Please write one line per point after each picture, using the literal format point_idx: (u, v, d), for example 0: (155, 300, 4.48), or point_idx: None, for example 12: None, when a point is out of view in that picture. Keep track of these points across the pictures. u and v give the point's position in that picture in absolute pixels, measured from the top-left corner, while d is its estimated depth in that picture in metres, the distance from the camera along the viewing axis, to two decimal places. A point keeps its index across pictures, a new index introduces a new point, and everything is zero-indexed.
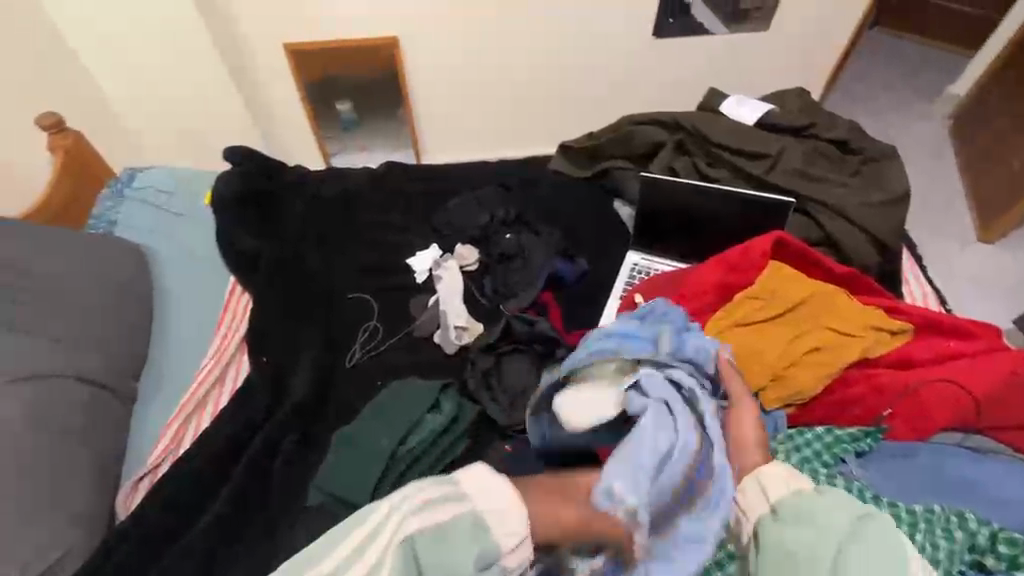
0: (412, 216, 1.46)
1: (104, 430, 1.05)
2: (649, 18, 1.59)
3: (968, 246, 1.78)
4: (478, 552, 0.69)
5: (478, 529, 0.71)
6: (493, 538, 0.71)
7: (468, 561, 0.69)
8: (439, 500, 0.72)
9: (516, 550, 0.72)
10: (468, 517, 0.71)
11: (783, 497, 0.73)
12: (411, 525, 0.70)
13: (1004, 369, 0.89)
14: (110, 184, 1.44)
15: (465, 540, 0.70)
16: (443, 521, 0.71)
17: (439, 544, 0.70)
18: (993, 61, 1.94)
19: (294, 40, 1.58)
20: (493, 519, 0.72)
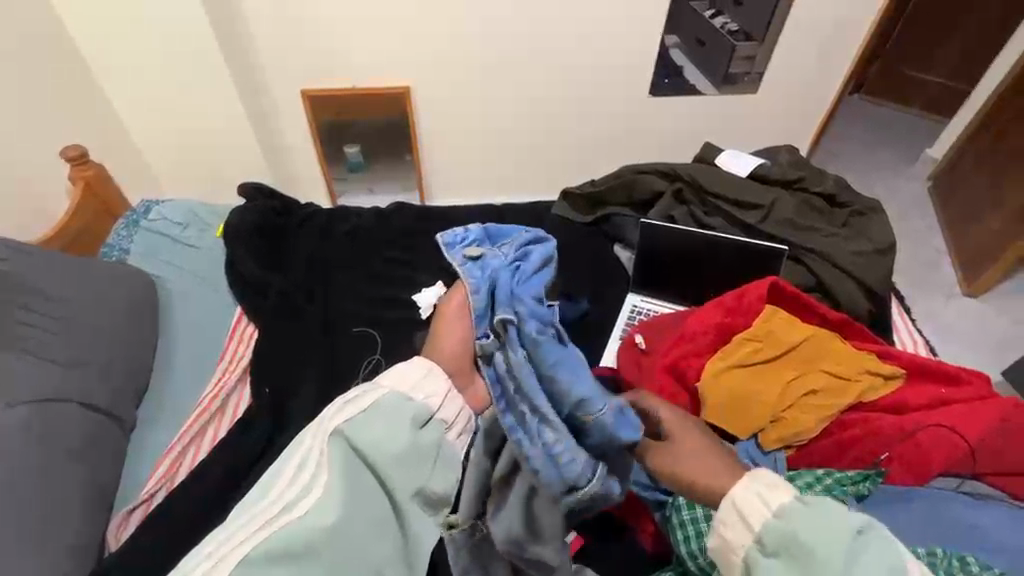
0: (421, 253, 1.51)
1: (101, 459, 1.04)
2: (648, 79, 1.71)
3: (955, 299, 1.84)
4: (410, 421, 0.55)
5: (400, 402, 0.55)
6: (416, 400, 0.56)
7: (398, 435, 0.54)
8: (346, 400, 0.54)
9: (447, 399, 0.58)
10: (395, 394, 0.56)
11: (765, 520, 0.52)
12: (335, 425, 0.53)
13: (997, 416, 0.92)
14: (125, 217, 1.48)
15: (394, 420, 0.54)
16: (360, 419, 0.54)
17: (361, 438, 0.53)
18: (967, 131, 2.06)
19: (311, 87, 1.68)
20: (429, 380, 0.58)
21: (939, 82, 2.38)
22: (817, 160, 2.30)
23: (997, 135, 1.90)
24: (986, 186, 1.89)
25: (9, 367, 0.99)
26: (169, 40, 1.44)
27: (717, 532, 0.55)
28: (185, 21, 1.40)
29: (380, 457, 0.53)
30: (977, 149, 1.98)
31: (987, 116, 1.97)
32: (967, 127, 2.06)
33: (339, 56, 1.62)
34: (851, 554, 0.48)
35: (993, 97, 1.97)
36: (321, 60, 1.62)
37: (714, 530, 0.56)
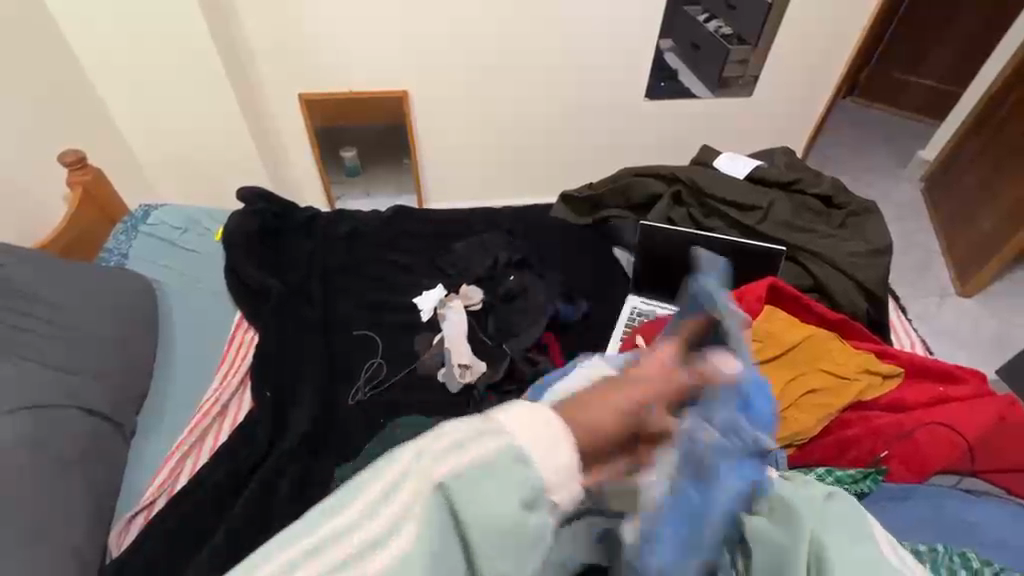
0: (420, 256, 1.51)
1: (102, 465, 1.03)
2: (644, 82, 1.72)
3: (948, 300, 1.86)
4: (530, 497, 0.34)
5: (525, 461, 0.34)
6: (545, 463, 0.35)
7: (510, 518, 0.34)
8: (459, 440, 0.35)
9: (587, 471, 0.37)
10: (524, 448, 0.35)
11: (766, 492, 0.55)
12: (435, 475, 0.34)
13: (993, 414, 0.93)
14: (123, 222, 1.48)
15: (516, 491, 0.34)
16: (467, 479, 0.34)
17: (470, 504, 0.34)
18: (956, 136, 2.09)
19: (309, 92, 1.68)
20: (567, 437, 0.36)
21: (929, 85, 2.41)
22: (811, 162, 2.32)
23: (986, 140, 1.93)
24: (977, 187, 1.91)
25: (6, 372, 0.98)
26: (167, 43, 1.44)
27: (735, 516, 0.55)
28: (183, 24, 1.41)
29: (487, 539, 0.34)
30: (967, 153, 2.01)
31: (975, 122, 2.00)
32: (956, 132, 2.09)
33: (338, 60, 1.62)
34: (821, 518, 0.50)
35: (980, 102, 2.00)
36: (319, 64, 1.63)
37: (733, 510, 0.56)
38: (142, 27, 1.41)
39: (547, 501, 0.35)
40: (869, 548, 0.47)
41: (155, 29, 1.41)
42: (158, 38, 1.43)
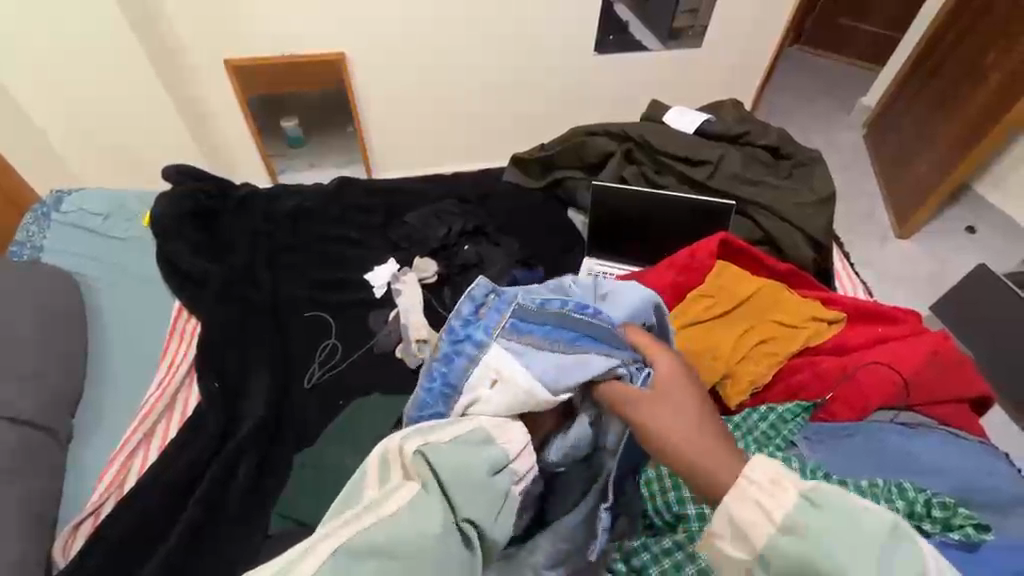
0: (370, 230, 1.46)
1: (40, 473, 0.97)
2: (593, 36, 1.66)
3: (888, 243, 1.94)
4: (489, 460, 0.57)
5: (479, 441, 0.59)
6: (497, 445, 0.60)
7: (477, 470, 0.56)
8: (427, 429, 0.59)
9: (523, 452, 0.61)
10: (477, 433, 0.59)
11: (770, 538, 0.49)
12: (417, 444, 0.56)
13: (927, 350, 0.96)
14: (34, 208, 1.35)
15: (474, 449, 0.58)
16: (443, 445, 0.57)
17: (446, 459, 0.55)
18: (890, 88, 2.18)
19: (235, 55, 1.53)
20: (506, 431, 0.61)
21: (872, 30, 2.44)
22: (761, 113, 2.35)
23: (924, 82, 1.98)
24: (913, 136, 1.98)
25: None
26: (62, 7, 1.30)
27: (710, 539, 0.55)
28: (85, 6, 1.31)
29: (459, 479, 0.55)
30: (906, 97, 2.07)
31: (908, 73, 2.09)
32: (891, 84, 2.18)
33: (257, 22, 1.48)
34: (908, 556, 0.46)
35: (908, 55, 2.12)
36: (243, 28, 1.49)
37: (710, 538, 0.55)
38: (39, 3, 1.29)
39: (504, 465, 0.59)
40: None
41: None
42: (51, 2, 1.29)
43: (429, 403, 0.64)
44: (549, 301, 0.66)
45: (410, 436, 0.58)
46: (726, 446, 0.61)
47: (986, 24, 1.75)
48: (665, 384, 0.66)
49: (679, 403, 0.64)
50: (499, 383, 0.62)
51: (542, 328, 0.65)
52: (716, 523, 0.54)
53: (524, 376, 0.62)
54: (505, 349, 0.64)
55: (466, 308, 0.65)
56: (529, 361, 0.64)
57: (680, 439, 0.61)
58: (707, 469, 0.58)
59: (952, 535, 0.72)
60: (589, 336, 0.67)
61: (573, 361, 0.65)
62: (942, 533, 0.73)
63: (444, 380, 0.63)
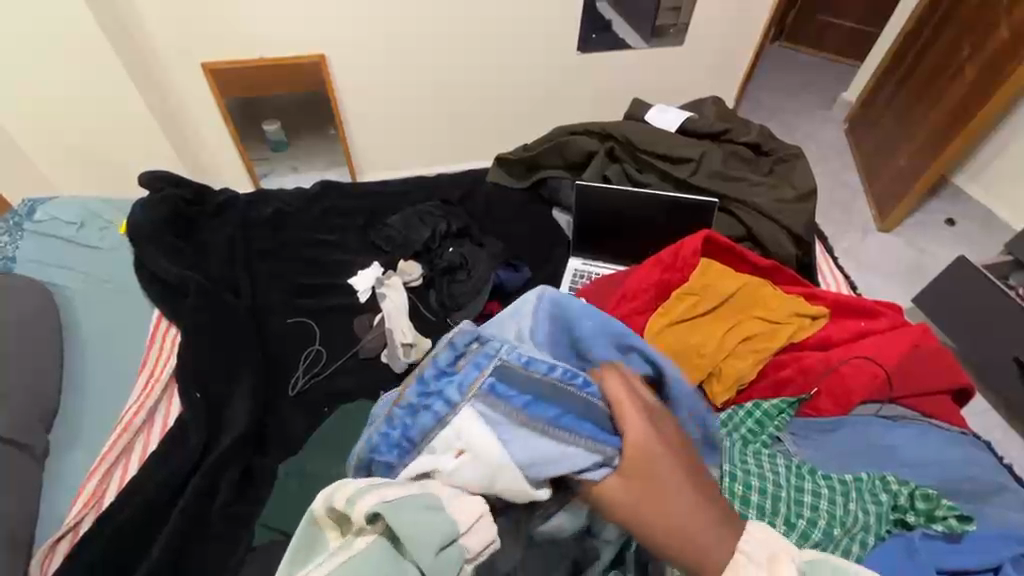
0: (354, 233, 1.45)
1: (13, 491, 0.94)
2: (574, 35, 1.66)
3: (871, 236, 1.96)
4: (440, 536, 0.47)
5: (432, 507, 0.49)
6: (452, 514, 0.49)
7: (418, 552, 0.46)
8: (380, 482, 0.51)
9: (484, 533, 0.50)
10: (435, 495, 0.50)
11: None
12: (365, 499, 0.48)
13: (908, 344, 0.97)
14: (6, 218, 1.32)
15: (424, 512, 0.48)
16: (392, 499, 0.48)
17: (395, 526, 0.46)
18: (869, 82, 2.20)
19: (213, 60, 1.51)
20: (466, 502, 0.50)
21: (848, 26, 2.47)
22: (743, 110, 2.37)
23: (902, 77, 2.01)
24: (894, 129, 2.00)
25: None
26: (41, 7, 1.26)
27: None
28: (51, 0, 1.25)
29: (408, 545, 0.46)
30: (885, 93, 2.09)
31: (888, 68, 2.11)
32: (870, 79, 2.21)
33: (235, 25, 1.46)
34: None
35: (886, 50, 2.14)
36: (220, 31, 1.46)
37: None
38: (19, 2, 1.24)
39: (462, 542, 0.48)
40: None
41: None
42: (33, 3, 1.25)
43: (384, 450, 0.55)
44: (535, 361, 0.54)
45: (356, 491, 0.49)
46: (712, 523, 0.49)
47: (960, 20, 1.78)
48: (643, 460, 0.51)
49: (661, 480, 0.51)
50: (466, 456, 0.51)
51: (523, 398, 0.53)
52: None
53: (492, 455, 0.51)
54: (480, 416, 0.52)
55: (443, 356, 0.55)
56: (505, 439, 0.51)
57: (680, 536, 0.48)
58: (690, 558, 0.48)
59: (936, 527, 0.73)
60: (579, 413, 0.54)
61: (557, 447, 0.52)
62: (925, 525, 0.73)
63: (404, 433, 0.54)
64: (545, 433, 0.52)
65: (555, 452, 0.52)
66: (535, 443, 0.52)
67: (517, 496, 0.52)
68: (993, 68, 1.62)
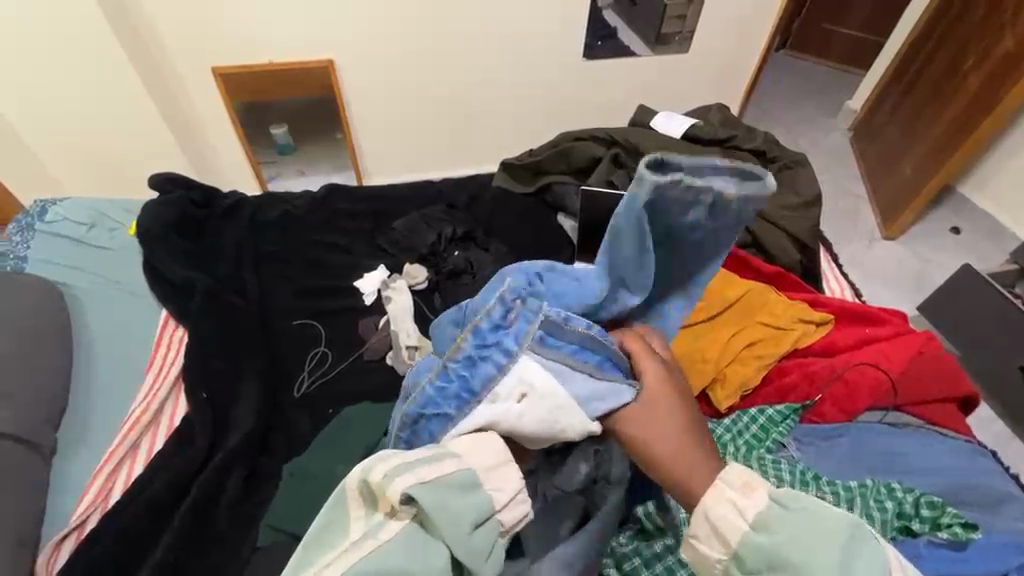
0: (360, 236, 1.46)
1: (20, 488, 0.95)
2: (580, 42, 1.68)
3: (875, 243, 1.97)
4: (473, 514, 0.52)
5: (466, 488, 0.53)
6: (484, 490, 0.54)
7: (458, 522, 0.51)
8: (413, 461, 0.54)
9: (513, 502, 0.55)
10: (470, 472, 0.54)
11: (743, 535, 0.47)
12: (403, 479, 0.51)
13: (912, 350, 0.97)
14: (17, 219, 1.34)
15: (459, 493, 0.52)
16: (429, 481, 0.52)
17: (436, 496, 0.51)
18: (874, 90, 2.21)
19: (223, 64, 1.53)
20: (500, 470, 0.56)
21: (853, 34, 2.48)
22: (748, 117, 2.38)
23: (909, 84, 2.01)
24: (899, 137, 2.00)
25: None
26: (53, 11, 1.28)
27: (689, 545, 0.52)
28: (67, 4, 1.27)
29: (444, 524, 0.50)
30: (891, 100, 2.09)
31: (893, 76, 2.12)
32: (875, 86, 2.21)
33: (244, 31, 1.48)
34: (853, 546, 0.44)
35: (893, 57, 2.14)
36: (228, 34, 1.48)
37: (689, 543, 0.51)
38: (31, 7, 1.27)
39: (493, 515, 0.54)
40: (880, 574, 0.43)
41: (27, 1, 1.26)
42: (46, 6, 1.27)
43: (442, 403, 0.63)
44: (577, 316, 0.65)
45: (393, 472, 0.52)
46: (703, 449, 0.57)
47: (962, 31, 1.79)
48: (654, 394, 0.62)
49: (662, 405, 0.61)
50: (529, 398, 0.60)
51: (574, 345, 0.64)
52: (698, 523, 0.50)
53: (556, 398, 0.61)
54: (536, 362, 0.62)
55: (495, 312, 0.64)
56: (564, 378, 0.62)
57: (671, 450, 0.57)
58: (677, 472, 0.56)
59: (941, 534, 0.73)
60: (615, 358, 0.65)
61: (607, 382, 0.63)
62: (931, 533, 0.73)
63: (464, 384, 0.62)
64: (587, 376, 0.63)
65: (599, 389, 0.63)
66: (590, 381, 0.63)
67: (573, 432, 0.62)
68: (997, 78, 1.62)
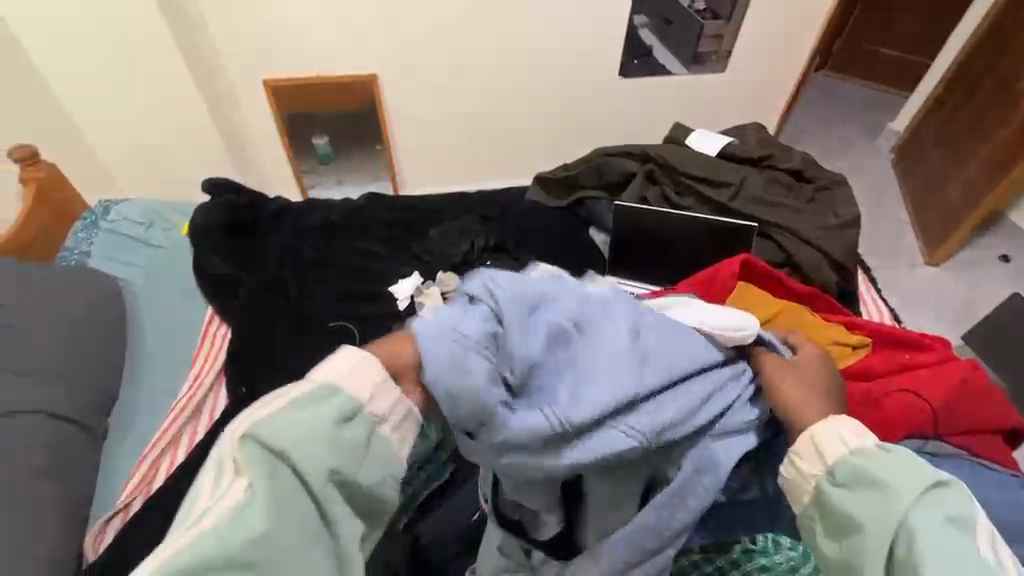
0: (398, 244, 1.50)
1: (74, 469, 1.01)
2: (615, 61, 1.71)
3: (916, 268, 1.91)
4: (336, 417, 0.47)
5: (326, 396, 0.48)
6: (347, 391, 0.49)
7: (316, 442, 0.46)
8: (262, 402, 0.47)
9: (382, 392, 0.51)
10: (327, 382, 0.49)
11: (843, 456, 0.51)
12: (242, 428, 0.45)
13: (956, 378, 0.93)
14: (85, 216, 1.43)
15: (315, 413, 0.47)
16: (277, 416, 0.46)
17: (280, 433, 0.45)
18: (918, 113, 2.15)
19: (272, 77, 1.61)
20: (359, 369, 0.50)
21: (896, 54, 2.43)
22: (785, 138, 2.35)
23: (954, 108, 1.96)
24: (943, 161, 1.95)
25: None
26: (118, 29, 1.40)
27: (789, 463, 0.55)
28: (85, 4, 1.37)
29: (300, 451, 0.45)
30: (935, 124, 2.04)
31: (937, 100, 2.07)
32: (919, 109, 2.16)
33: (288, 45, 1.56)
34: (931, 495, 0.47)
35: (938, 82, 2.09)
36: (279, 51, 1.57)
37: (786, 459, 0.55)
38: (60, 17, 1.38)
39: (367, 413, 0.49)
40: (966, 540, 0.45)
41: (62, 4, 1.36)
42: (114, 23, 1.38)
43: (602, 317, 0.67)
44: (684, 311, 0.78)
45: (247, 416, 0.46)
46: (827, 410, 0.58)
47: (1015, 50, 1.74)
48: (813, 372, 0.63)
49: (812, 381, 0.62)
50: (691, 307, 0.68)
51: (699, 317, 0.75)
52: (800, 440, 0.54)
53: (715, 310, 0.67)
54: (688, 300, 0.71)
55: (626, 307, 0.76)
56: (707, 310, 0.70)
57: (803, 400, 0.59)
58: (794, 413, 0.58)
59: None
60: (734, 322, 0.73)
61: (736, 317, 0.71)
62: None
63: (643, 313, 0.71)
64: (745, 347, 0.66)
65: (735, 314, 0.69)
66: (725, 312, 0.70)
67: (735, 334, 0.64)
68: None
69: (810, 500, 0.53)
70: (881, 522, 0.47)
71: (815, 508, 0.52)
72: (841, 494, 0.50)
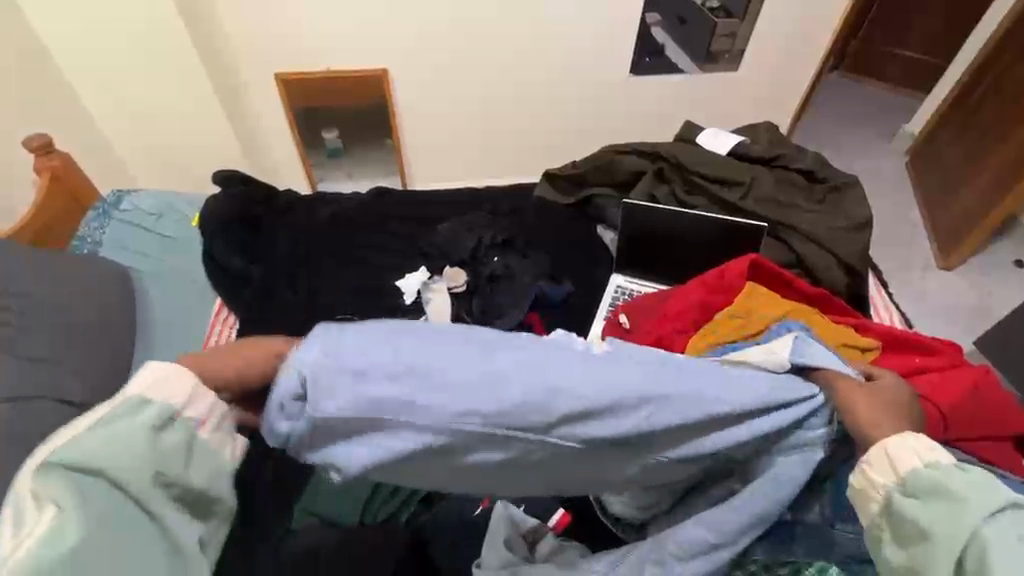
0: (406, 238, 1.50)
1: None
2: (627, 59, 1.69)
3: (930, 272, 1.88)
4: (148, 428, 0.55)
5: (133, 410, 0.56)
6: (158, 402, 0.57)
7: (127, 454, 0.54)
8: (65, 427, 0.54)
9: (196, 398, 0.60)
10: (138, 396, 0.57)
11: (915, 469, 0.56)
12: (45, 454, 0.52)
13: (968, 383, 0.92)
14: (96, 206, 1.44)
15: (129, 426, 0.55)
16: (83, 436, 0.53)
17: (88, 455, 0.52)
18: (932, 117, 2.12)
19: (285, 71, 1.63)
20: (171, 382, 0.58)
21: (911, 56, 2.40)
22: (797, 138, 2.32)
23: (970, 112, 1.94)
24: (958, 166, 1.93)
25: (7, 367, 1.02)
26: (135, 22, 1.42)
27: (859, 472, 0.61)
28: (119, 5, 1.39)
29: (119, 465, 0.53)
30: (950, 128, 2.02)
31: (952, 105, 2.05)
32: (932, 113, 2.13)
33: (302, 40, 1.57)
34: (998, 510, 0.51)
35: (952, 87, 2.07)
36: (293, 46, 1.58)
37: (858, 469, 0.61)
38: (89, 11, 1.39)
39: (182, 418, 0.58)
40: None
41: (127, 4, 1.39)
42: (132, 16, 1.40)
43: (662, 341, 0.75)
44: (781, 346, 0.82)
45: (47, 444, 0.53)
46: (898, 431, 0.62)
47: None
48: (894, 397, 0.68)
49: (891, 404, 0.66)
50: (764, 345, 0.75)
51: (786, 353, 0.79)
52: (872, 453, 0.60)
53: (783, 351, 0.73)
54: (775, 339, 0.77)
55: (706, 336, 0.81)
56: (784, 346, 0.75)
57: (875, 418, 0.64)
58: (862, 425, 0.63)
59: None
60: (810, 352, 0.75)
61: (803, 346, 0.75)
62: None
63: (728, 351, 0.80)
64: (801, 365, 0.72)
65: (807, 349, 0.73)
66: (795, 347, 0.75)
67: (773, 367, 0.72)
68: None
69: (878, 506, 0.59)
70: (949, 532, 0.52)
71: (883, 515, 0.58)
72: (911, 503, 0.55)
